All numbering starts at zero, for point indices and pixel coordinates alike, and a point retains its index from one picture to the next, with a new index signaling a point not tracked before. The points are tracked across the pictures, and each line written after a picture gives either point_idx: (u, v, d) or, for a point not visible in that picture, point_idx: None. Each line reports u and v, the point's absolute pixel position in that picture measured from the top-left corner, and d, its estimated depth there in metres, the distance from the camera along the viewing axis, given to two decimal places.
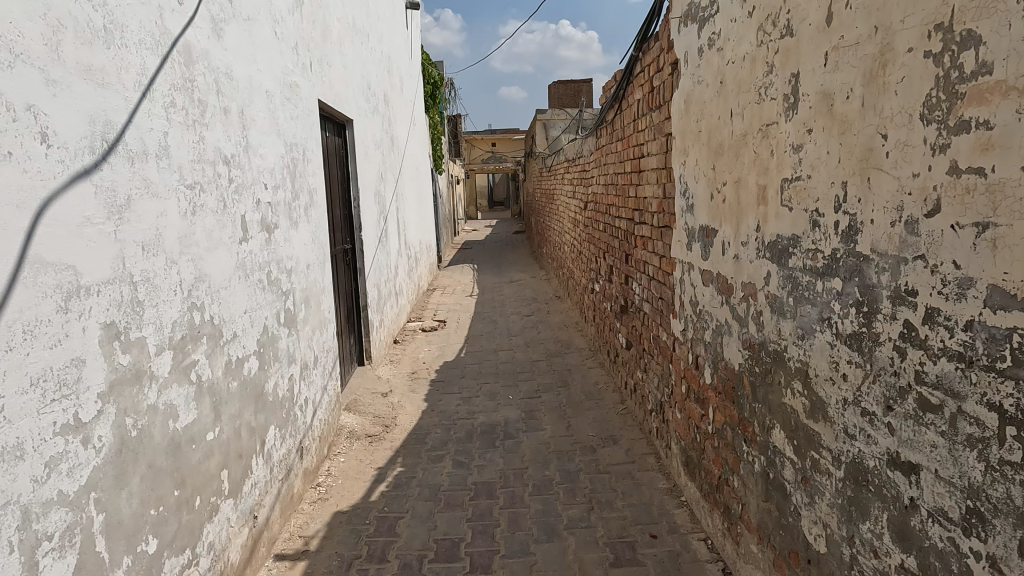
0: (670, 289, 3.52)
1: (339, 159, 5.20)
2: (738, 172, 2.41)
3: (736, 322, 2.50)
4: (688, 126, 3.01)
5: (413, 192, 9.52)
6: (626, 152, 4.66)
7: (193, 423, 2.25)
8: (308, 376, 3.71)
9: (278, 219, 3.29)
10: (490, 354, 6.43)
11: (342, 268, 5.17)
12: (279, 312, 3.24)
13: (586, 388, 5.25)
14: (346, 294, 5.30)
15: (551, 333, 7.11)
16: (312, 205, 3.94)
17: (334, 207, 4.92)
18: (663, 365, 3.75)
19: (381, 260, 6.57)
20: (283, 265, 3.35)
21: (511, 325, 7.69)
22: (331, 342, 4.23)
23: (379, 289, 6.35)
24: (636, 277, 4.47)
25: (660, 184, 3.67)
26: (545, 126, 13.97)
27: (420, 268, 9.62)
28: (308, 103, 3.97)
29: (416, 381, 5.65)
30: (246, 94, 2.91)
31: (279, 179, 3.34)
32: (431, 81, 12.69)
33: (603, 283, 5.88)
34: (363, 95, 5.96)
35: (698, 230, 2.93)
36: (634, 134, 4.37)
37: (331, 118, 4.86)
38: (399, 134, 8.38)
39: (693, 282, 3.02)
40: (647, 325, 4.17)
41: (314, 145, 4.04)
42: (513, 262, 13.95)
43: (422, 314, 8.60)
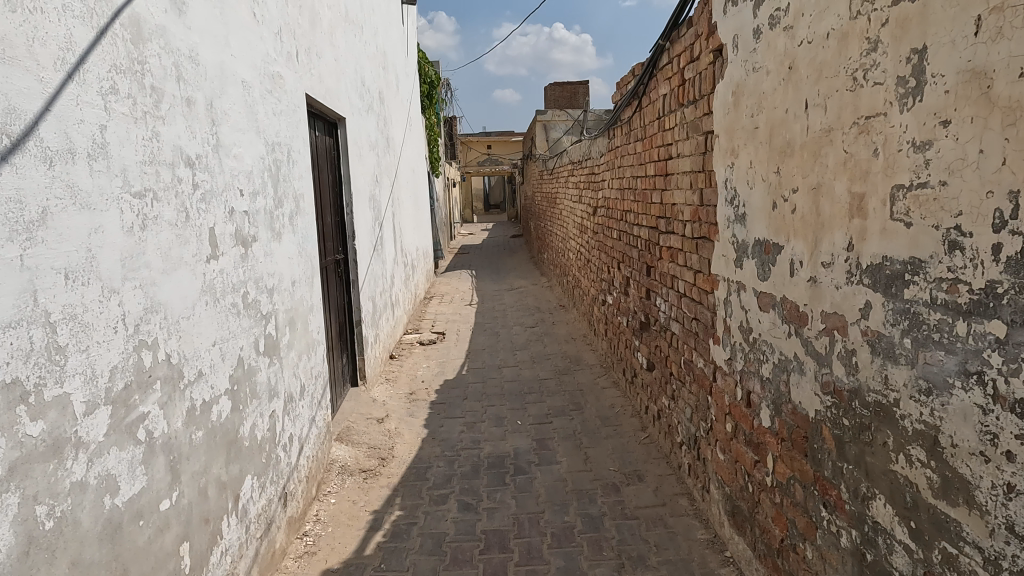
0: (709, 310, 3.07)
1: (330, 161, 4.72)
2: (817, 176, 1.97)
3: (812, 359, 2.05)
4: (739, 121, 2.56)
5: (409, 197, 9.05)
6: (648, 153, 4.20)
7: (141, 494, 1.78)
8: (293, 409, 3.24)
9: (257, 230, 2.83)
10: (494, 372, 5.97)
11: (333, 281, 4.69)
12: (258, 339, 2.78)
13: (602, 412, 4.80)
14: (338, 309, 4.82)
15: (559, 348, 6.65)
16: (298, 212, 3.46)
17: (324, 214, 4.44)
18: (698, 395, 3.29)
19: (376, 270, 6.09)
20: (263, 284, 2.88)
21: (515, 338, 7.22)
22: (320, 367, 3.76)
23: (374, 301, 5.89)
24: (661, 292, 4.01)
25: (695, 189, 3.22)
26: (545, 127, 13.44)
27: (416, 275, 9.14)
28: (294, 98, 3.50)
29: (415, 403, 5.18)
30: (216, 83, 2.44)
31: (257, 185, 2.86)
32: (427, 80, 12.22)
33: (616, 296, 5.44)
34: (357, 92, 5.50)
35: (752, 244, 2.49)
36: (659, 133, 3.92)
37: (320, 115, 4.38)
38: (394, 135, 7.91)
39: (745, 305, 2.58)
40: (675, 348, 3.71)
41: (300, 145, 3.57)
42: (512, 268, 13.47)
43: (419, 325, 8.12)
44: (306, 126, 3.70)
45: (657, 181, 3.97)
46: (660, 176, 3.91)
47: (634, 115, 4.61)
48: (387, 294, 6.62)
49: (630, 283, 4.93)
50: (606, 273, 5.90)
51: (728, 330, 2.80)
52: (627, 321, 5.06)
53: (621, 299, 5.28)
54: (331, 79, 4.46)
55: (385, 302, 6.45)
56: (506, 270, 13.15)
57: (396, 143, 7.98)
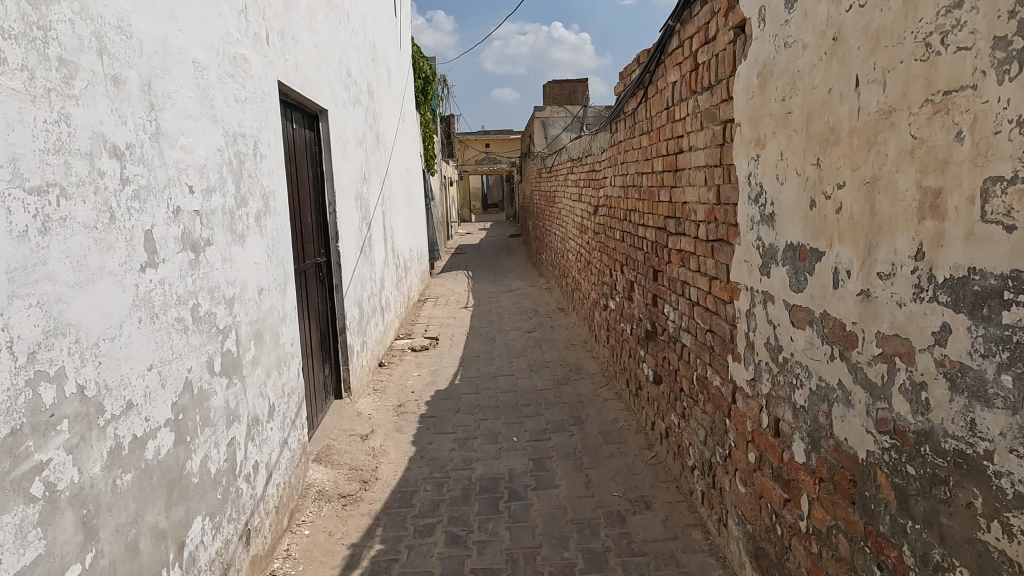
0: (727, 323, 2.72)
1: (309, 156, 4.36)
2: (872, 168, 1.62)
3: (862, 388, 1.70)
4: (768, 106, 2.21)
5: (402, 196, 8.68)
6: (655, 147, 3.84)
7: (36, 564, 1.43)
8: (259, 433, 2.88)
9: (212, 233, 2.47)
10: (489, 382, 5.61)
11: (313, 286, 4.33)
12: (213, 358, 2.42)
13: (604, 427, 4.44)
14: (319, 316, 4.46)
15: (558, 355, 6.29)
16: (266, 212, 3.10)
17: (301, 213, 4.08)
18: (713, 417, 2.94)
19: (363, 273, 5.74)
20: (221, 294, 2.53)
21: (511, 343, 6.86)
22: (293, 383, 3.40)
23: (361, 306, 5.53)
24: (669, 301, 3.66)
25: (711, 186, 2.87)
26: (543, 125, 13.15)
27: (409, 277, 8.78)
28: (263, 84, 3.13)
29: (403, 416, 4.83)
30: (156, 60, 2.08)
31: (213, 180, 2.50)
32: (422, 76, 11.86)
33: (619, 301, 5.08)
34: (342, 82, 5.14)
35: (782, 250, 2.14)
36: (668, 124, 3.57)
37: (296, 106, 4.01)
38: (386, 131, 7.54)
39: (774, 319, 2.23)
40: (686, 362, 3.36)
41: (270, 137, 3.20)
42: (510, 268, 13.11)
43: (412, 329, 7.76)
44: (278, 117, 3.34)
45: (666, 178, 3.61)
46: (669, 171, 3.56)
47: (639, 106, 4.25)
48: (376, 298, 6.27)
49: (634, 288, 4.57)
50: (608, 276, 5.55)
51: (751, 346, 2.45)
52: (631, 328, 4.70)
53: (624, 305, 4.92)
54: (310, 67, 4.10)
55: (374, 306, 6.09)
56: (504, 270, 12.78)
57: (387, 138, 7.62)
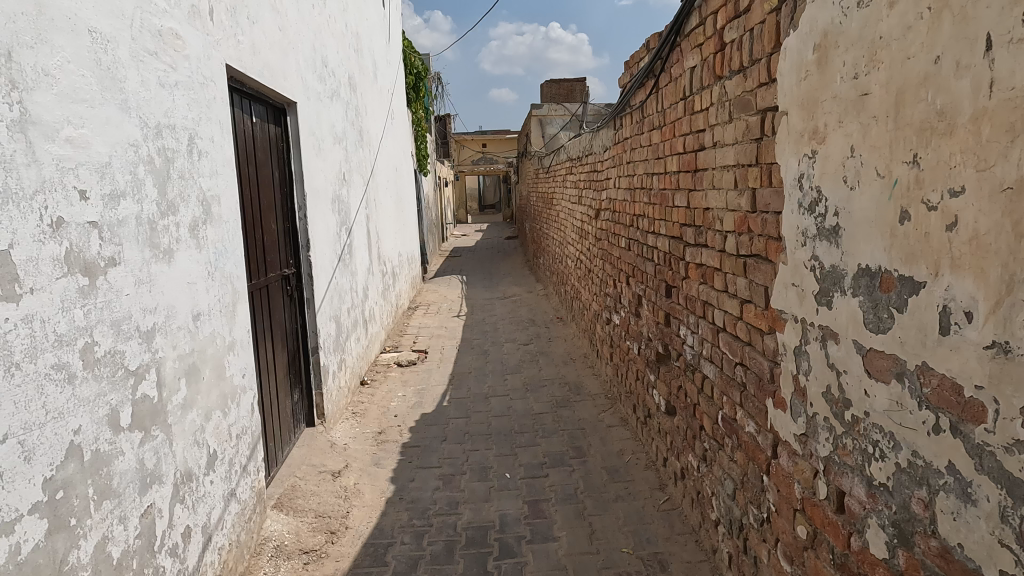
0: (766, 358, 2.21)
1: (274, 153, 3.84)
2: (1017, 168, 1.11)
3: (992, 481, 1.20)
4: (830, 88, 1.70)
5: (390, 198, 8.16)
6: (669, 143, 3.33)
7: None
8: (192, 491, 2.36)
9: (120, 249, 1.95)
10: (480, 403, 5.10)
11: (277, 302, 3.81)
12: (119, 409, 1.90)
13: (609, 461, 3.93)
14: (285, 335, 3.94)
15: (556, 372, 5.78)
16: (206, 220, 2.58)
17: (260, 218, 3.56)
18: (745, 470, 2.43)
19: (343, 283, 5.22)
20: (135, 325, 2.01)
21: (505, 358, 6.35)
22: (244, 422, 2.89)
23: (339, 321, 5.01)
24: (685, 322, 3.15)
25: (743, 190, 2.36)
26: (541, 123, 12.66)
27: (397, 284, 8.24)
28: (203, 67, 2.61)
29: (382, 447, 4.30)
30: (23, 23, 1.57)
31: (122, 184, 1.99)
32: (414, 71, 11.34)
33: (624, 316, 4.58)
34: (316, 72, 4.63)
35: (852, 275, 1.63)
36: (685, 116, 3.07)
37: (255, 95, 3.50)
38: (371, 128, 7.02)
39: (838, 364, 1.72)
40: (708, 397, 2.85)
41: (212, 130, 2.68)
42: (505, 273, 12.58)
43: (399, 341, 7.23)
44: (226, 107, 2.83)
45: (683, 178, 3.10)
46: (687, 172, 3.05)
47: (649, 97, 3.74)
48: (358, 310, 5.75)
49: (642, 302, 4.07)
50: (611, 287, 5.04)
51: (802, 393, 1.94)
52: (639, 348, 4.19)
53: (630, 320, 4.41)
54: (271, 52, 3.58)
55: (355, 318, 5.57)
56: (499, 275, 12.26)
57: (372, 136, 7.10)
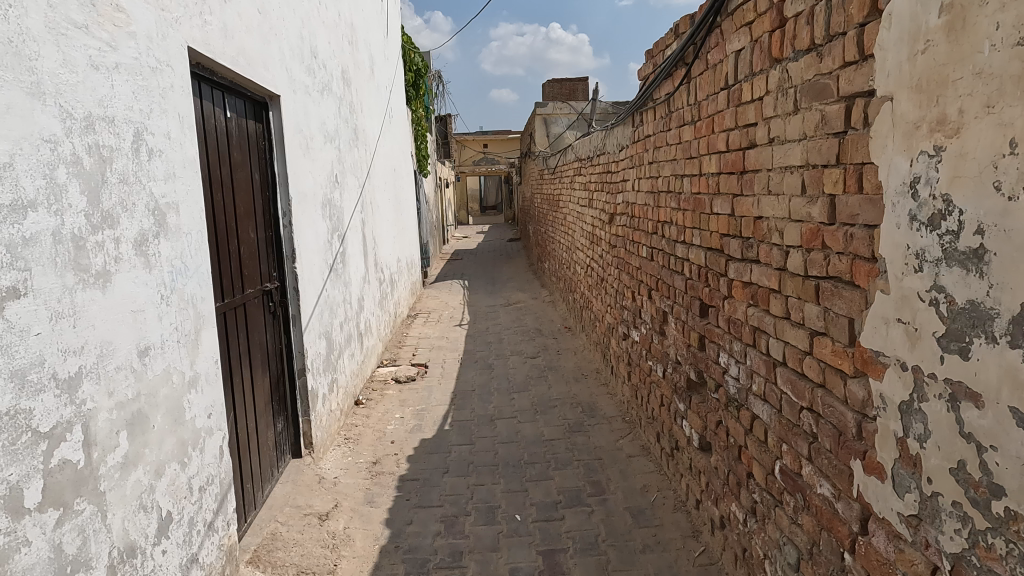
0: (851, 407, 1.77)
1: (253, 152, 3.39)
2: None
3: None
4: (970, 60, 1.26)
5: (388, 200, 7.71)
6: (706, 140, 2.89)
7: None
8: (136, 570, 1.91)
9: (26, 275, 1.50)
10: (486, 427, 4.65)
11: (256, 322, 3.36)
12: (21, 487, 1.45)
13: (632, 500, 3.49)
14: (267, 357, 3.49)
15: (566, 391, 5.32)
16: (158, 234, 2.13)
17: (234, 226, 3.11)
18: (816, 540, 1.98)
19: (335, 295, 4.78)
20: (48, 374, 1.56)
21: (512, 373, 5.90)
22: (210, 471, 2.44)
23: (331, 337, 4.56)
24: (727, 349, 2.70)
25: (815, 196, 1.91)
26: (545, 122, 12.17)
27: (396, 292, 7.79)
28: (155, 48, 2.17)
29: (377, 481, 3.85)
30: None
31: (30, 191, 1.54)
32: (413, 68, 10.91)
33: (646, 334, 4.13)
34: (305, 63, 4.19)
35: (1011, 317, 1.18)
36: (728, 108, 2.63)
37: (229, 85, 3.05)
38: (367, 126, 6.57)
39: (980, 435, 1.27)
40: (761, 442, 2.40)
41: (167, 125, 2.24)
42: (509, 278, 12.13)
43: (397, 354, 6.78)
44: (187, 98, 2.39)
45: (725, 181, 2.65)
46: (731, 174, 2.60)
47: (680, 87, 3.29)
48: (352, 323, 5.29)
49: (669, 320, 3.61)
50: (629, 300, 4.59)
51: (912, 462, 1.49)
52: (664, 371, 3.74)
53: (653, 338, 3.96)
54: (248, 37, 3.14)
55: (348, 333, 5.12)
56: (502, 280, 11.80)
57: (369, 134, 6.66)
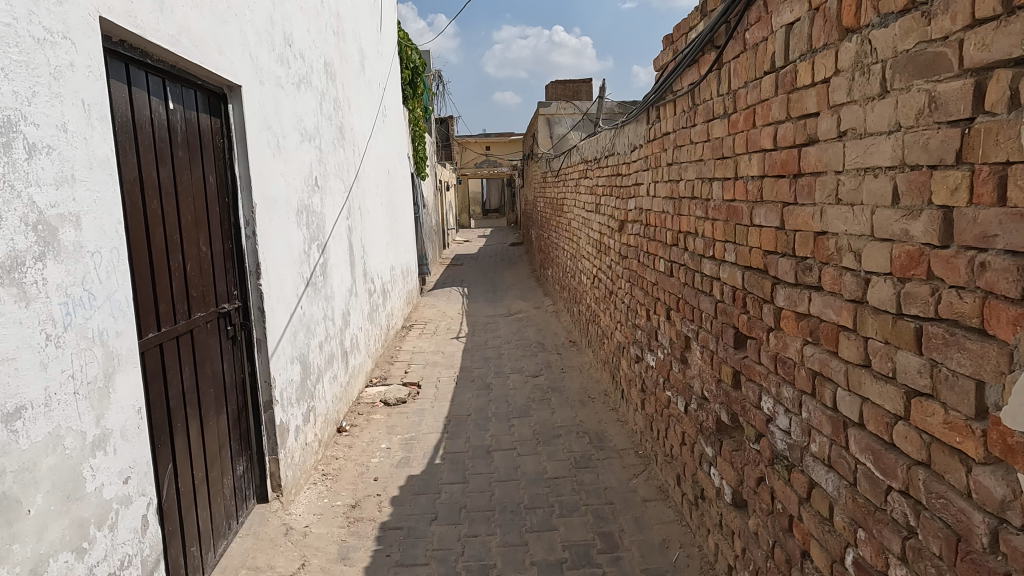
0: (979, 506, 1.26)
1: (205, 151, 2.90)
2: None
3: None
4: None
5: (380, 205, 7.21)
6: (745, 136, 2.38)
7: None
8: None
9: None
10: (482, 461, 4.15)
11: (209, 350, 2.86)
12: None
13: (650, 559, 2.97)
14: (223, 390, 2.99)
15: (572, 418, 4.81)
16: (41, 255, 1.63)
17: (177, 238, 2.61)
18: None
19: (315, 312, 4.29)
20: None
21: (512, 395, 5.39)
22: (126, 551, 1.94)
23: (307, 360, 4.05)
24: (774, 395, 2.19)
25: (918, 208, 1.41)
26: (549, 122, 11.67)
27: (388, 303, 7.28)
28: (44, 14, 1.68)
29: (354, 531, 3.34)
30: None
31: None
32: (410, 66, 10.42)
33: (664, 360, 3.62)
34: (277, 51, 3.71)
35: None
36: (775, 94, 2.12)
37: (169, 70, 2.56)
38: (356, 125, 6.07)
39: None
40: (823, 519, 1.88)
41: (61, 113, 1.74)
42: (511, 285, 11.61)
43: (389, 371, 6.28)
44: (97, 81, 1.89)
45: (774, 185, 2.14)
46: (782, 176, 2.09)
47: (708, 74, 2.78)
48: (335, 341, 4.78)
49: (693, 348, 3.10)
50: (643, 319, 4.08)
51: None
52: (687, 405, 3.23)
53: (673, 366, 3.44)
54: (197, 15, 2.66)
55: (330, 353, 4.61)
56: (504, 288, 11.29)
57: (358, 134, 6.16)
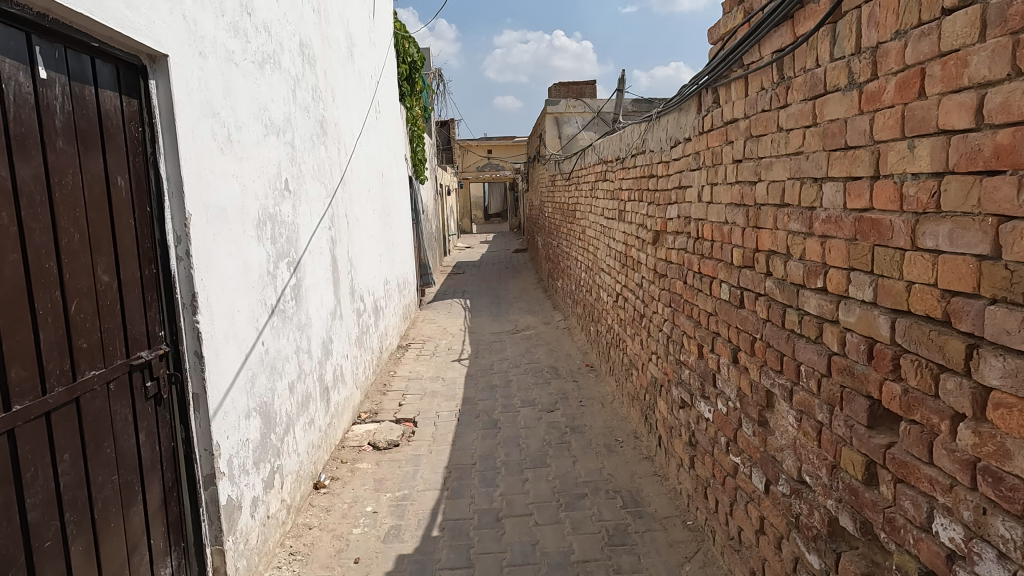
0: None
1: (107, 141, 2.09)
2: None
3: None
4: None
5: (371, 211, 6.38)
6: (900, 113, 1.56)
7: None
8: None
9: None
10: (491, 533, 3.32)
11: (110, 420, 2.04)
12: None
13: None
14: (137, 472, 2.17)
15: (598, 470, 3.99)
16: None
17: (52, 267, 1.79)
18: None
19: (284, 346, 3.47)
20: None
21: (523, 437, 4.57)
22: None
23: (271, 409, 3.23)
24: (967, 522, 1.38)
25: None
26: (557, 122, 10.85)
27: (381, 323, 6.47)
28: None
29: None
30: None
31: None
32: (408, 60, 9.62)
33: (727, 415, 2.80)
34: (229, 16, 2.90)
35: None
36: (978, 40, 1.32)
37: (37, 21, 1.75)
38: (342, 119, 5.27)
39: None
40: None
41: None
42: (517, 296, 10.78)
43: (380, 404, 5.46)
44: None
45: (973, 188, 1.33)
46: (996, 172, 1.28)
47: (816, 31, 1.97)
48: (312, 379, 3.95)
49: (782, 409, 2.28)
50: (693, 358, 3.25)
51: None
52: (768, 486, 2.41)
53: (744, 427, 2.62)
54: None
55: (305, 394, 3.79)
56: (509, 300, 10.48)
57: (345, 131, 5.35)
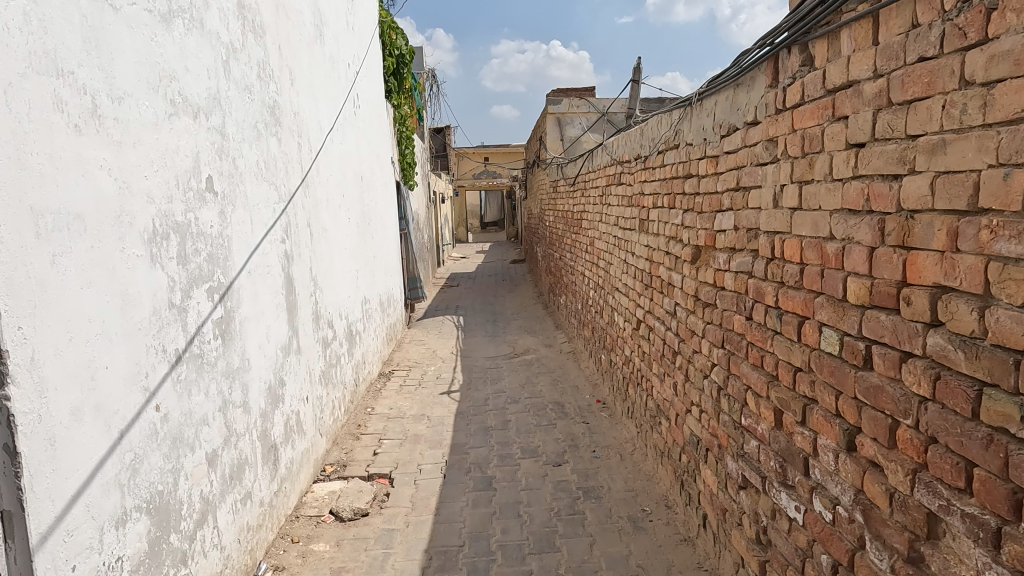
0: None
1: None
2: None
3: None
4: None
5: (346, 220, 5.46)
6: None
7: None
8: None
9: None
10: None
11: None
12: None
13: None
14: None
15: (624, 558, 3.06)
16: None
17: None
18: None
19: (201, 404, 2.54)
20: None
21: (525, 505, 3.64)
22: None
23: (174, 500, 2.29)
24: None
25: None
26: (558, 123, 9.96)
27: (357, 351, 5.54)
28: None
29: None
30: None
31: None
32: (396, 54, 8.72)
33: (834, 526, 1.88)
34: None
35: None
36: None
37: None
38: (305, 109, 4.35)
39: None
40: None
41: None
42: (515, 314, 9.86)
43: (351, 453, 4.52)
44: None
45: None
46: None
47: None
48: (249, 442, 3.01)
49: (967, 557, 1.37)
50: (766, 427, 2.32)
51: None
52: None
53: (872, 555, 1.70)
54: None
55: (236, 465, 2.85)
56: (507, 317, 9.56)
57: (309, 123, 4.42)
